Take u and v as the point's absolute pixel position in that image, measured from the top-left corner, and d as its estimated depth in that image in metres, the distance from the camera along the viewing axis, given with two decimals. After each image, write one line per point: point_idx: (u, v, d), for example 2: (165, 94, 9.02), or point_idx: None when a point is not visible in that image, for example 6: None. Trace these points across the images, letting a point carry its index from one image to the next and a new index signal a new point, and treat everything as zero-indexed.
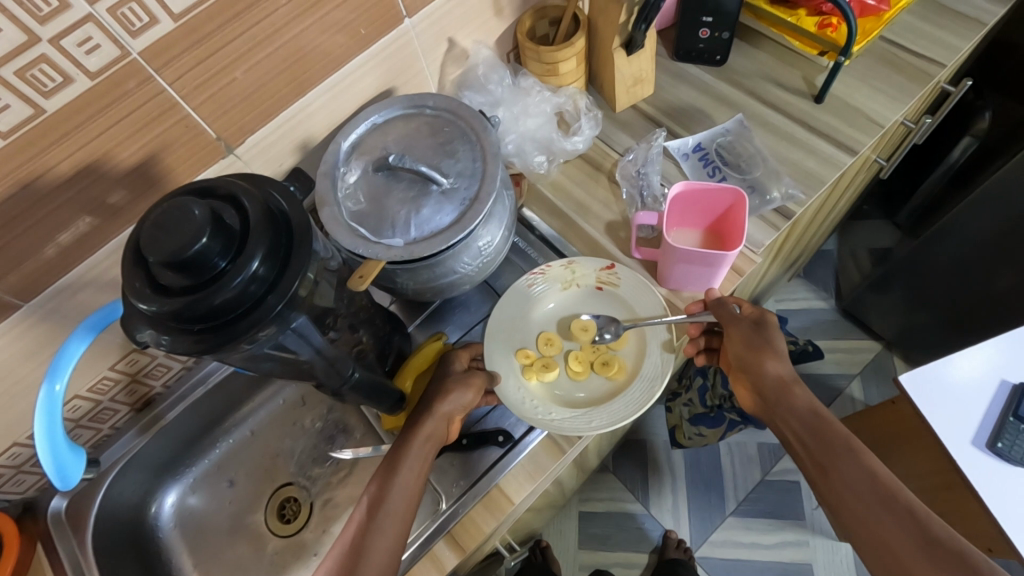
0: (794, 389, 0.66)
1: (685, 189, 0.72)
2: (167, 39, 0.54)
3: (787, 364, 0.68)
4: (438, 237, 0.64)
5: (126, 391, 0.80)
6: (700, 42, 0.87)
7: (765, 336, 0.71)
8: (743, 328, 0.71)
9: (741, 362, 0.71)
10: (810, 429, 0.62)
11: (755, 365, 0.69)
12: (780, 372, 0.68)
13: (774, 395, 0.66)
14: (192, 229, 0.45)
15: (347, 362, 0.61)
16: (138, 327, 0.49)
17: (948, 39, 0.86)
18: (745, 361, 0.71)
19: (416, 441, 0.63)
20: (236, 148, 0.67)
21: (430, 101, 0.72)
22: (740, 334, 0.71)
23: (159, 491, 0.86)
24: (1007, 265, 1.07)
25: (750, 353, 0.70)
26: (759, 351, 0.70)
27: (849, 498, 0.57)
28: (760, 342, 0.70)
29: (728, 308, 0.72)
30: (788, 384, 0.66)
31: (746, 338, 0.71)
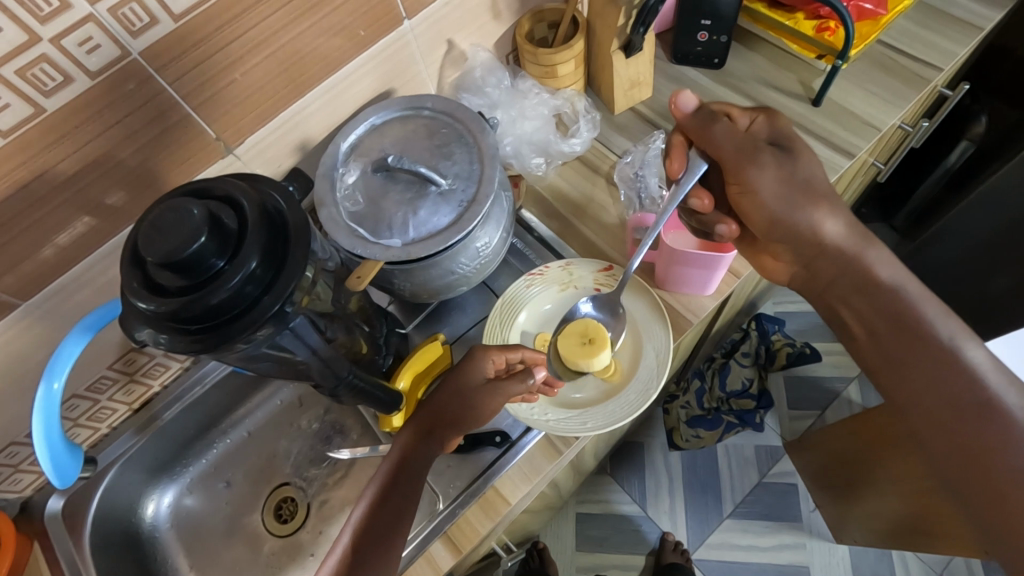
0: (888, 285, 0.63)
1: None
2: (166, 40, 0.54)
3: (840, 214, 0.64)
4: (436, 239, 0.64)
5: (124, 391, 0.80)
6: (698, 46, 0.87)
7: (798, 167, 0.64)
8: (760, 153, 0.64)
9: (782, 211, 0.65)
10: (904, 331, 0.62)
11: (803, 219, 0.64)
12: (838, 229, 0.64)
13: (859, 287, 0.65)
14: (189, 229, 0.45)
15: (343, 363, 0.61)
16: (136, 326, 0.49)
17: (945, 44, 0.86)
18: (782, 203, 0.64)
19: (411, 458, 0.63)
20: (236, 149, 0.67)
21: (428, 103, 0.72)
22: (767, 168, 0.64)
23: (156, 492, 0.86)
24: (1004, 268, 1.07)
25: (789, 194, 0.64)
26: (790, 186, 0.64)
27: (938, 406, 0.59)
28: (798, 179, 0.64)
29: (716, 124, 0.66)
30: (859, 247, 0.65)
31: (773, 172, 0.64)
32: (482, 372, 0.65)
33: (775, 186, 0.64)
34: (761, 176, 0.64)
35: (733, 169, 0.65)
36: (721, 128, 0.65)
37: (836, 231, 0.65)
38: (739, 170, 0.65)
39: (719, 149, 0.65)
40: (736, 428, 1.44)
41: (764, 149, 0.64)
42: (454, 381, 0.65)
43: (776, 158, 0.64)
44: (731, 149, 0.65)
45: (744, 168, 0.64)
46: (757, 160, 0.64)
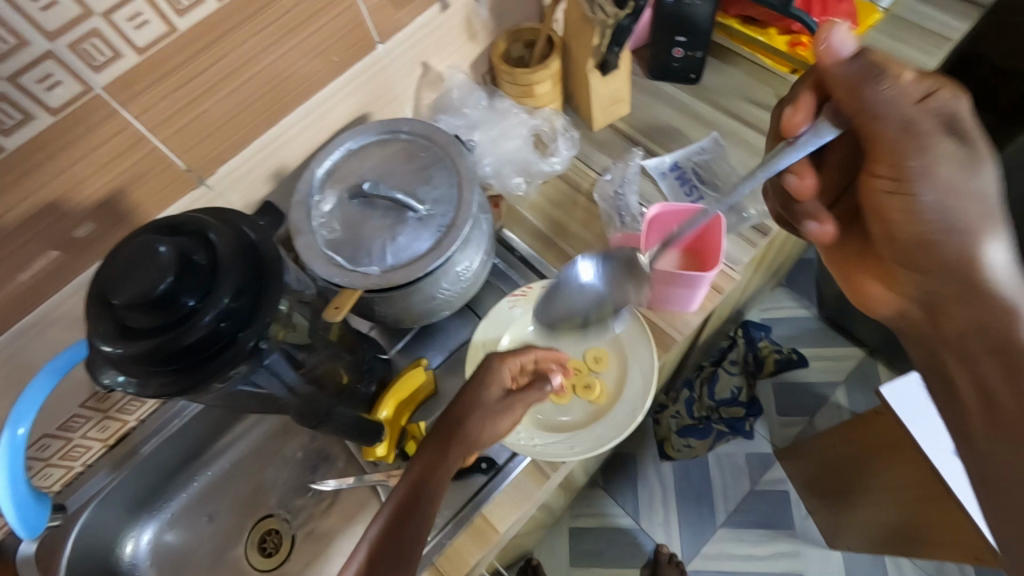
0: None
1: (661, 210, 0.74)
2: (132, 74, 0.53)
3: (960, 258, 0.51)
4: (415, 265, 0.64)
5: (98, 428, 0.77)
6: (675, 62, 0.87)
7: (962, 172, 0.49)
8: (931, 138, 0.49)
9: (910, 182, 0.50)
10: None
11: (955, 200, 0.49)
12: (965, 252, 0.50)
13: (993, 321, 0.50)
14: (158, 268, 0.44)
15: (323, 401, 0.60)
16: (102, 368, 0.48)
17: (916, 54, 0.87)
18: (949, 202, 0.49)
19: (432, 493, 0.60)
20: (208, 179, 0.65)
21: (405, 127, 0.71)
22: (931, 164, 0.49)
23: (134, 530, 0.84)
24: None
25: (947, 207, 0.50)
26: (981, 188, 0.49)
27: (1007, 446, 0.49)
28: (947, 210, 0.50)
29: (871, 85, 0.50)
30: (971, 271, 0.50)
31: (949, 162, 0.49)
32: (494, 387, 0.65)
33: (955, 182, 0.49)
34: (933, 173, 0.49)
35: (897, 145, 0.49)
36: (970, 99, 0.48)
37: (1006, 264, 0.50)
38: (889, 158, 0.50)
39: (877, 114, 0.50)
40: (726, 436, 1.47)
41: (989, 142, 0.49)
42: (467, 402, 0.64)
43: (950, 152, 0.49)
44: (896, 122, 0.49)
45: (918, 129, 0.49)
46: (977, 157, 0.49)
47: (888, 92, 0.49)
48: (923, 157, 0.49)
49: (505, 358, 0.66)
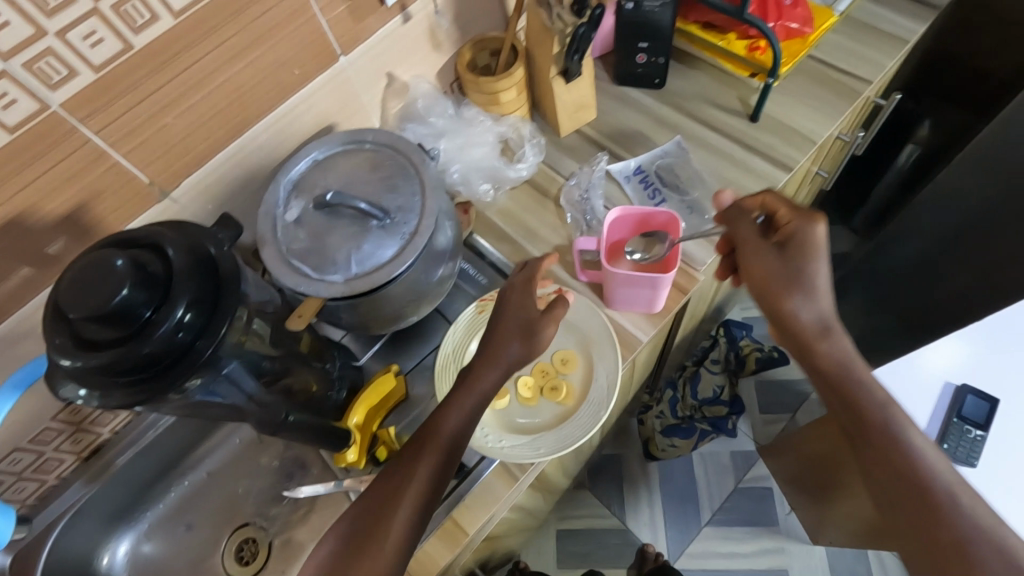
0: (890, 405, 0.55)
1: (622, 213, 0.75)
2: (89, 90, 0.54)
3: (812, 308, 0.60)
4: (379, 273, 0.65)
5: (71, 441, 0.77)
6: (639, 67, 0.89)
7: (790, 256, 0.62)
8: (763, 247, 0.64)
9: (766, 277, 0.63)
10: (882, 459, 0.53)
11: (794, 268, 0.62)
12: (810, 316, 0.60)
13: (823, 370, 0.58)
14: (114, 281, 0.45)
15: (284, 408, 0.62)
16: (61, 382, 0.48)
17: (873, 56, 0.89)
18: (773, 281, 0.62)
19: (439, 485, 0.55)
20: (172, 193, 0.66)
21: (369, 136, 0.72)
22: (765, 259, 0.63)
23: (111, 542, 0.84)
24: (963, 265, 1.17)
25: (777, 284, 0.62)
26: (801, 281, 0.61)
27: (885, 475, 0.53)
28: (789, 274, 0.62)
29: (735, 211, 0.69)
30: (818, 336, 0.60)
31: (772, 265, 0.63)
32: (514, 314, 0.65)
33: (777, 273, 0.62)
34: (756, 264, 0.64)
35: (743, 245, 0.66)
36: (823, 229, 0.61)
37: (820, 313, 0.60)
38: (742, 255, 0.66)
39: (736, 225, 0.68)
40: (710, 433, 1.44)
41: (807, 234, 0.62)
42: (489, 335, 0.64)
43: (772, 252, 0.63)
44: (743, 230, 0.67)
45: (749, 236, 0.66)
46: (802, 259, 0.62)
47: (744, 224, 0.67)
48: (756, 252, 0.65)
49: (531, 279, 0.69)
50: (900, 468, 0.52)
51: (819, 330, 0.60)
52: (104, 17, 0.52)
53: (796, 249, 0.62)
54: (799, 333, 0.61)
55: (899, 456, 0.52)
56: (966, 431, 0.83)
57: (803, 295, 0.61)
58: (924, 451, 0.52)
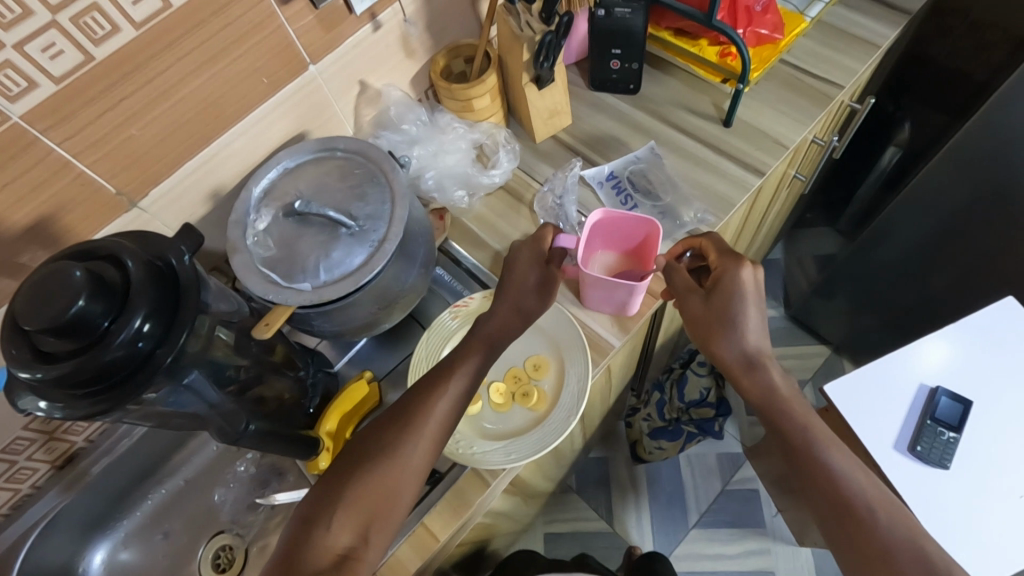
0: (812, 425, 0.59)
1: (603, 216, 0.74)
2: (51, 102, 0.54)
3: (738, 346, 0.62)
4: (347, 280, 0.65)
5: (44, 450, 0.77)
6: (613, 73, 0.89)
7: (717, 299, 0.64)
8: (692, 292, 0.67)
9: (696, 322, 0.65)
10: (811, 487, 0.57)
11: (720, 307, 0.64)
12: (736, 355, 0.62)
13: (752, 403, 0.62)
14: (69, 293, 0.45)
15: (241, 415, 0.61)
16: (21, 393, 0.48)
17: (845, 62, 0.89)
18: (699, 324, 0.65)
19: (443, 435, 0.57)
20: (141, 202, 0.66)
21: (341, 144, 0.73)
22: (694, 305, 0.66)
23: (87, 550, 0.84)
24: (943, 268, 1.20)
25: (704, 325, 0.64)
26: (724, 322, 0.63)
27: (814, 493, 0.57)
28: (717, 314, 0.64)
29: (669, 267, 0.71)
30: (744, 369, 0.62)
31: (698, 309, 0.65)
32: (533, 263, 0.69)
33: (701, 317, 0.65)
34: (688, 307, 0.67)
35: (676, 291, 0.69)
36: (747, 273, 0.63)
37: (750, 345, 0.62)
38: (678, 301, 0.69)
39: (669, 272, 0.71)
40: (696, 436, 1.44)
41: (733, 276, 0.64)
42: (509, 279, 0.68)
43: (701, 298, 0.66)
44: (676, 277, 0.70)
45: (679, 282, 0.69)
46: (724, 303, 0.64)
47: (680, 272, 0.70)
48: (685, 299, 0.67)
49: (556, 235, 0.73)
50: (827, 491, 0.56)
51: (744, 366, 0.62)
52: (63, 29, 0.52)
53: (719, 293, 0.64)
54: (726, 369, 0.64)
55: (821, 478, 0.56)
56: (940, 434, 0.84)
57: (725, 337, 0.63)
58: (844, 472, 0.56)
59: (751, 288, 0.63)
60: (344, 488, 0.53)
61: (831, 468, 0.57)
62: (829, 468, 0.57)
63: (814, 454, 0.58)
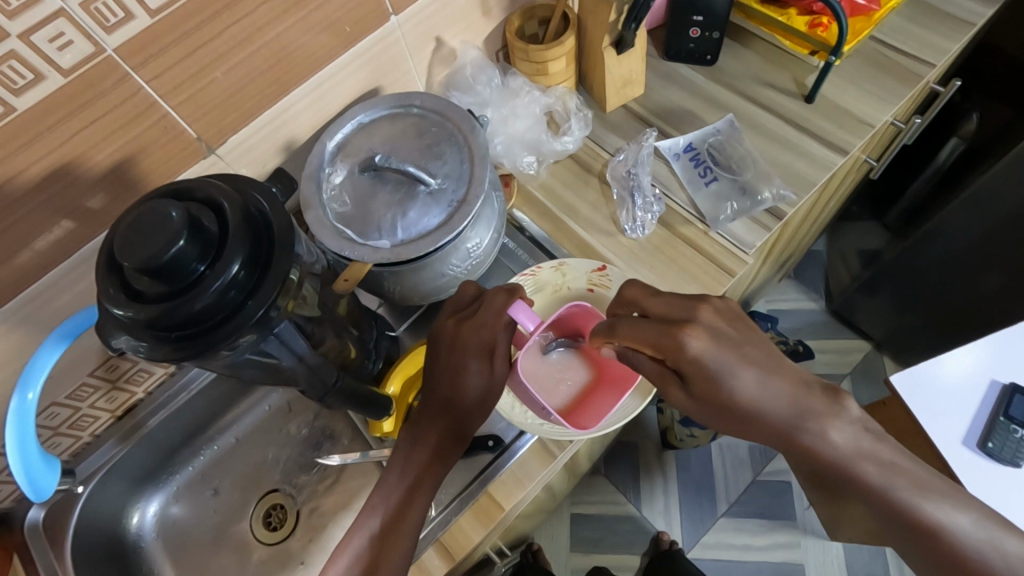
0: (876, 457, 0.47)
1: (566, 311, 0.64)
2: (144, 36, 0.52)
3: (767, 426, 0.48)
4: (425, 240, 0.63)
5: (106, 398, 0.77)
6: (691, 43, 0.86)
7: (700, 391, 0.50)
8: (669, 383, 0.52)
9: (701, 419, 0.52)
10: (921, 549, 0.46)
11: (721, 393, 0.49)
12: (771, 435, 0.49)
13: (814, 464, 0.48)
14: (168, 232, 0.43)
15: (332, 371, 0.59)
16: (113, 333, 0.47)
17: (937, 40, 0.85)
18: (707, 417, 0.51)
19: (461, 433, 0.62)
20: (218, 149, 0.65)
21: (417, 101, 0.70)
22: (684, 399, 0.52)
23: (140, 502, 0.83)
24: (994, 266, 1.16)
25: (714, 422, 0.51)
26: (730, 408, 0.49)
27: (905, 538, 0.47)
28: (710, 408, 0.50)
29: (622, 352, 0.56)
30: (790, 433, 0.48)
31: (692, 405, 0.51)
32: (476, 369, 0.60)
33: (703, 413, 0.51)
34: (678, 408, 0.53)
35: (653, 381, 0.55)
36: (698, 345, 0.49)
37: (774, 412, 0.48)
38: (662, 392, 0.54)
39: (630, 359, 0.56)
40: None
41: (690, 362, 0.49)
42: (449, 387, 0.61)
43: (685, 393, 0.52)
44: (642, 367, 0.55)
45: (648, 372, 0.55)
46: (708, 392, 0.49)
47: (639, 362, 0.55)
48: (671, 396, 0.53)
49: (508, 302, 0.61)
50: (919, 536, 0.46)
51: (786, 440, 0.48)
52: None
53: (696, 380, 0.50)
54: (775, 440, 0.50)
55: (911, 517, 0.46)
56: (1014, 431, 0.82)
57: (746, 424, 0.49)
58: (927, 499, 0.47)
59: (711, 361, 0.48)
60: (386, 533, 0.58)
61: (939, 524, 0.46)
62: (936, 523, 0.46)
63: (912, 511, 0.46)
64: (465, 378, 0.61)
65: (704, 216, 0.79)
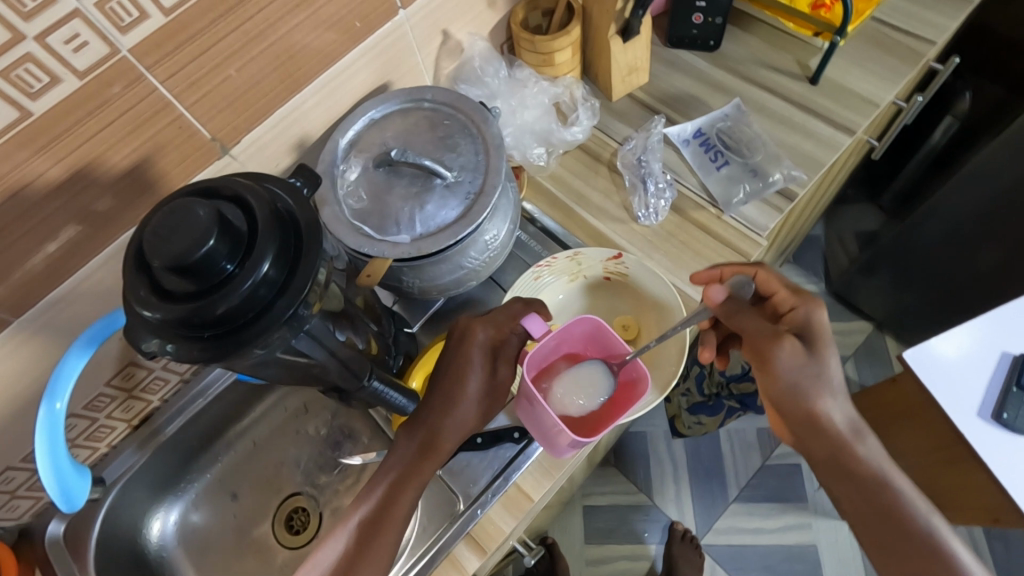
0: (898, 486, 0.55)
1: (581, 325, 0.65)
2: (158, 35, 0.51)
3: (844, 408, 0.56)
4: (444, 233, 0.63)
5: (122, 408, 0.76)
6: (694, 29, 0.86)
7: (815, 352, 0.56)
8: (785, 334, 0.57)
9: (795, 380, 0.56)
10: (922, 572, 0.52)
11: (824, 364, 0.56)
12: (840, 422, 0.56)
13: (857, 475, 0.55)
14: (198, 230, 0.43)
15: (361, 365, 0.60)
16: (143, 336, 0.46)
17: (935, 19, 0.86)
18: (802, 378, 0.56)
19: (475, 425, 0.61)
20: (231, 149, 0.64)
21: (428, 94, 0.70)
22: (789, 358, 0.56)
23: (160, 510, 0.83)
24: (993, 242, 1.17)
25: (802, 391, 0.56)
26: (828, 379, 0.56)
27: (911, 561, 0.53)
28: (815, 371, 0.56)
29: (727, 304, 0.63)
30: (848, 441, 0.56)
31: (797, 360, 0.56)
32: (478, 367, 0.61)
33: (805, 369, 0.56)
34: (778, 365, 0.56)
35: (759, 333, 0.59)
36: (825, 316, 0.59)
37: (844, 413, 0.56)
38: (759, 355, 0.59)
39: (736, 308, 0.63)
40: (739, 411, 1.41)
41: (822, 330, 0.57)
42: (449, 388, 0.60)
43: (794, 350, 0.56)
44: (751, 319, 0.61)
45: (755, 324, 0.60)
46: (821, 354, 0.56)
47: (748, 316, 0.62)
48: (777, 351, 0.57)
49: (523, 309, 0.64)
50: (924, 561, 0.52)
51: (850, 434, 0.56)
52: None
53: (816, 343, 0.57)
54: (834, 438, 0.56)
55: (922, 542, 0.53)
56: None
57: (829, 402, 0.56)
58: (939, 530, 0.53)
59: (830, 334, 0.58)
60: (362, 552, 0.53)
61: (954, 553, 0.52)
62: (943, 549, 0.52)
63: (931, 535, 0.53)
64: (467, 379, 0.60)
65: (716, 200, 0.79)
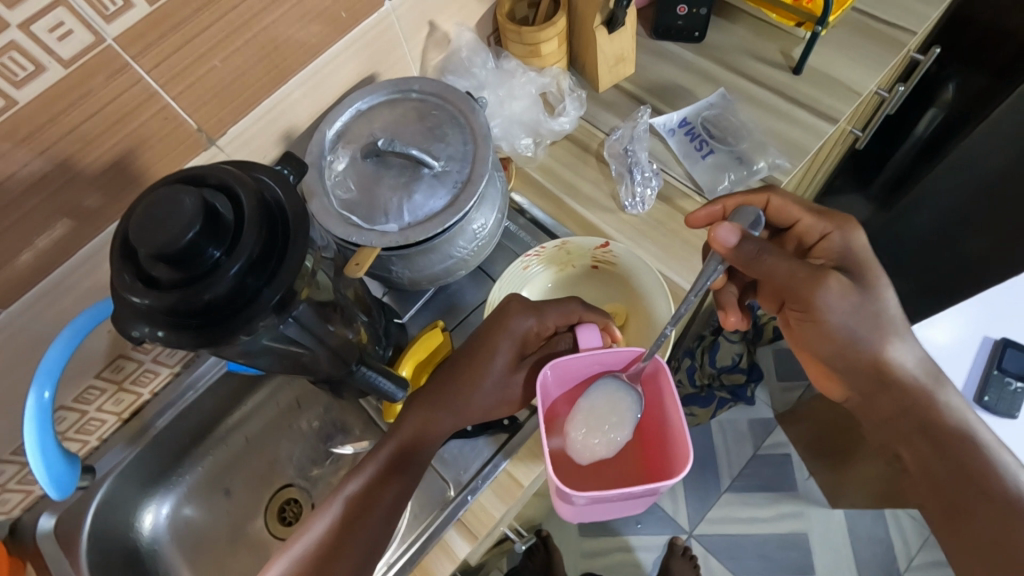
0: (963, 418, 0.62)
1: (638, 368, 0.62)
2: (142, 25, 0.52)
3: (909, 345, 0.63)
4: (433, 222, 0.63)
5: (113, 401, 0.76)
6: (679, 19, 0.87)
7: (862, 284, 0.62)
8: (830, 273, 0.60)
9: (852, 317, 0.61)
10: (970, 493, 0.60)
11: (880, 304, 0.62)
12: (902, 356, 0.63)
13: (914, 408, 0.63)
14: (184, 217, 0.43)
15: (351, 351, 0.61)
16: (133, 323, 0.47)
17: (916, 8, 0.88)
18: (858, 312, 0.61)
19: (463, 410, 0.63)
20: (218, 140, 0.64)
21: (415, 85, 0.70)
22: (836, 293, 0.60)
23: (152, 504, 0.83)
24: (976, 231, 1.18)
25: (860, 327, 0.61)
26: (884, 309, 0.62)
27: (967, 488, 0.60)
28: (874, 308, 0.61)
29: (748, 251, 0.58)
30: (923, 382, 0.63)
31: (847, 294, 0.60)
32: (503, 355, 0.64)
33: (858, 304, 0.61)
34: (834, 308, 0.61)
35: (799, 280, 0.60)
36: (859, 236, 0.65)
37: (909, 357, 0.63)
38: (802, 295, 0.61)
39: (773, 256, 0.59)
40: (728, 402, 1.43)
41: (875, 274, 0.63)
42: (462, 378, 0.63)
43: (844, 286, 0.61)
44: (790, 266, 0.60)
45: (797, 271, 0.60)
46: (869, 288, 0.62)
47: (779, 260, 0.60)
48: (822, 289, 0.60)
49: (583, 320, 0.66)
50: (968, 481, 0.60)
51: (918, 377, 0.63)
52: None
53: (857, 270, 0.63)
54: (895, 374, 0.63)
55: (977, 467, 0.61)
56: (1008, 384, 0.85)
57: (884, 338, 0.62)
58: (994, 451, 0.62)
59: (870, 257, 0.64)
60: (350, 530, 0.58)
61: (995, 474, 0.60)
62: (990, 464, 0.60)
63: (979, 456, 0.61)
64: (488, 366, 0.63)
65: (702, 188, 0.80)
